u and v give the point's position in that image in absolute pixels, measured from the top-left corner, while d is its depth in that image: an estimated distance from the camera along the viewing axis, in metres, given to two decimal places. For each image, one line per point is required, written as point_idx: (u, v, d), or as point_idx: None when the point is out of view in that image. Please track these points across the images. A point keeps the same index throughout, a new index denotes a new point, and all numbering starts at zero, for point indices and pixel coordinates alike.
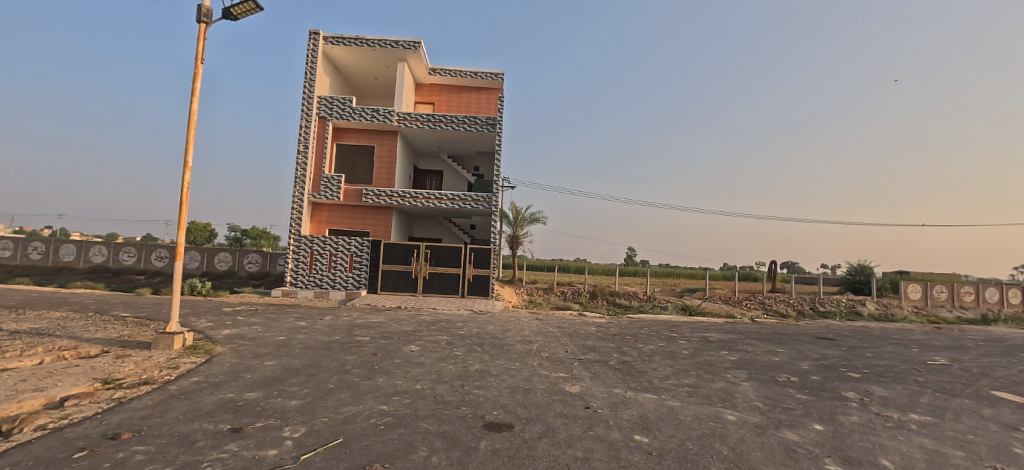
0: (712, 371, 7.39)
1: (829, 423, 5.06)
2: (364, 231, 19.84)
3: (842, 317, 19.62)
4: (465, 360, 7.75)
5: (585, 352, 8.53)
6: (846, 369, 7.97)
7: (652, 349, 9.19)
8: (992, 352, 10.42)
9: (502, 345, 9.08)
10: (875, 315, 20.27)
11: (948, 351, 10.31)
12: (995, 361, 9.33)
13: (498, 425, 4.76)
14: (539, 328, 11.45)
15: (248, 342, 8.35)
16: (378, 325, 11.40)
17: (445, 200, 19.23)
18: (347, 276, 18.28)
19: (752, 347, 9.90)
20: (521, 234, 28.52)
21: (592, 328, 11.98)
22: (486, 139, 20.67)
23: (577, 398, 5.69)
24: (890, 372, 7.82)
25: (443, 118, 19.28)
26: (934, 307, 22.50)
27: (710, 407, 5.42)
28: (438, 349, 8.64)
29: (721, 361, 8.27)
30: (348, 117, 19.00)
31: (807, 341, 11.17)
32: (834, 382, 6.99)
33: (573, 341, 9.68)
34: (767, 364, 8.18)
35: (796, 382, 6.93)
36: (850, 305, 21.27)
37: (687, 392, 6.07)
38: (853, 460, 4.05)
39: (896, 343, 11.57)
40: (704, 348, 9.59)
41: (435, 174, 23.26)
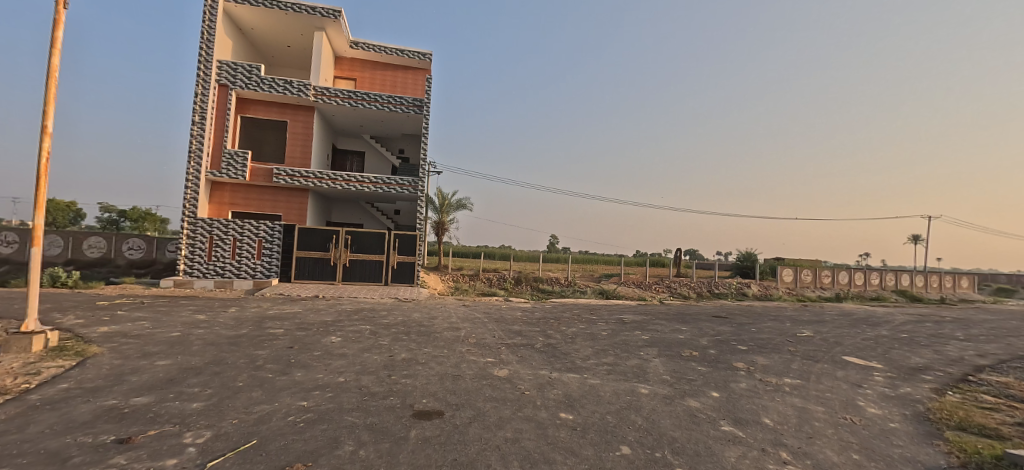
0: (628, 350, 8.04)
1: (723, 390, 5.79)
2: (275, 215, 18.17)
3: (732, 297, 22.48)
4: (391, 350, 7.53)
5: (511, 336, 8.77)
6: (736, 343, 9.14)
7: (574, 331, 9.73)
8: (841, 324, 12.64)
9: (429, 332, 8.95)
10: (757, 295, 23.49)
11: (810, 325, 12.29)
12: (844, 332, 11.33)
13: (428, 413, 4.72)
14: (466, 314, 11.51)
15: (132, 340, 7.26)
16: (293, 316, 10.58)
17: (367, 183, 18.24)
18: (254, 264, 16.60)
19: (660, 327, 10.94)
20: (447, 220, 28.10)
21: (518, 313, 12.36)
22: (413, 121, 19.90)
23: (506, 381, 5.83)
24: (769, 344, 9.14)
25: (366, 96, 18.16)
26: (801, 288, 26.64)
27: (626, 383, 5.91)
28: (361, 340, 8.26)
29: (635, 340, 9.03)
30: (255, 86, 17.05)
31: (705, 320, 12.63)
32: (727, 355, 8.00)
33: (500, 326, 9.87)
34: (673, 342, 9.09)
35: (697, 356, 7.79)
36: (739, 287, 24.39)
37: (606, 369, 6.55)
38: (742, 420, 4.70)
39: (773, 319, 13.56)
40: (620, 328, 10.39)
41: (356, 155, 21.91)
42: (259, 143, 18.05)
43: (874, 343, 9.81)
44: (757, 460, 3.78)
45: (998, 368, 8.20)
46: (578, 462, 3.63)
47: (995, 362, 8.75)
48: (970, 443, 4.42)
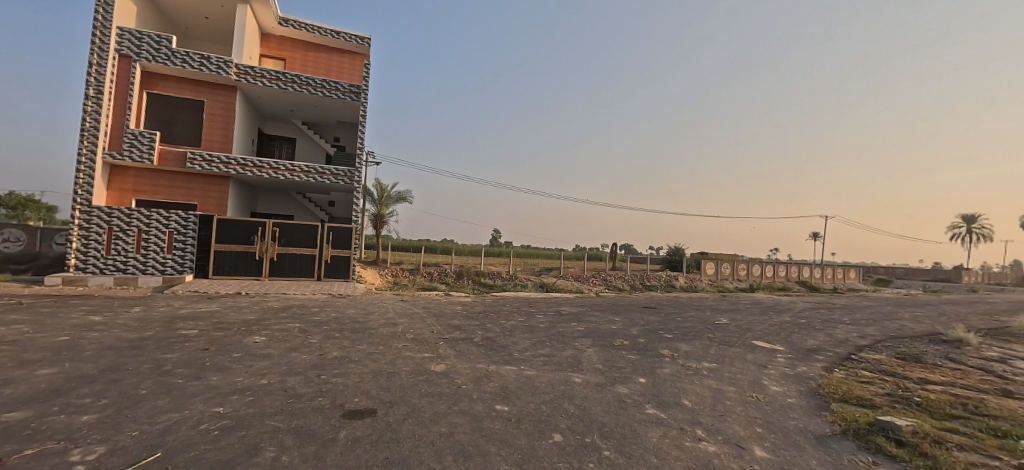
0: (564, 341, 8.29)
1: (650, 376, 6.17)
2: (190, 205, 16.45)
3: (662, 289, 24.06)
4: (322, 348, 7.14)
5: (450, 331, 8.68)
6: (662, 332, 9.78)
7: (513, 324, 9.87)
8: (753, 312, 13.98)
9: (364, 329, 8.60)
10: (684, 287, 25.37)
11: (727, 313, 13.46)
12: (754, 319, 12.58)
13: (359, 412, 4.54)
14: (404, 309, 11.22)
15: (4, 347, 6.22)
16: (210, 315, 9.66)
17: (297, 172, 17.07)
18: (164, 258, 14.88)
19: (595, 318, 11.41)
20: (386, 213, 27.13)
21: (458, 307, 12.27)
22: (350, 108, 18.90)
23: (442, 376, 5.76)
24: (691, 331, 9.91)
25: (297, 79, 16.94)
26: (721, 280, 29.14)
27: (561, 373, 6.09)
28: (288, 338, 7.75)
29: (571, 331, 9.35)
30: (165, 60, 15.22)
31: (637, 311, 13.40)
32: (654, 343, 8.54)
33: (439, 321, 9.74)
34: (607, 332, 9.53)
35: (627, 345, 8.23)
36: (667, 279, 26.16)
37: (543, 360, 6.71)
38: (665, 403, 5.05)
39: (696, 308, 14.71)
40: (557, 320, 10.71)
41: (286, 141, 20.42)
42: (170, 123, 16.20)
43: (778, 329, 10.97)
44: (675, 438, 4.08)
45: (873, 347, 9.54)
46: (512, 452, 3.68)
47: (871, 342, 10.17)
48: (849, 413, 5.12)
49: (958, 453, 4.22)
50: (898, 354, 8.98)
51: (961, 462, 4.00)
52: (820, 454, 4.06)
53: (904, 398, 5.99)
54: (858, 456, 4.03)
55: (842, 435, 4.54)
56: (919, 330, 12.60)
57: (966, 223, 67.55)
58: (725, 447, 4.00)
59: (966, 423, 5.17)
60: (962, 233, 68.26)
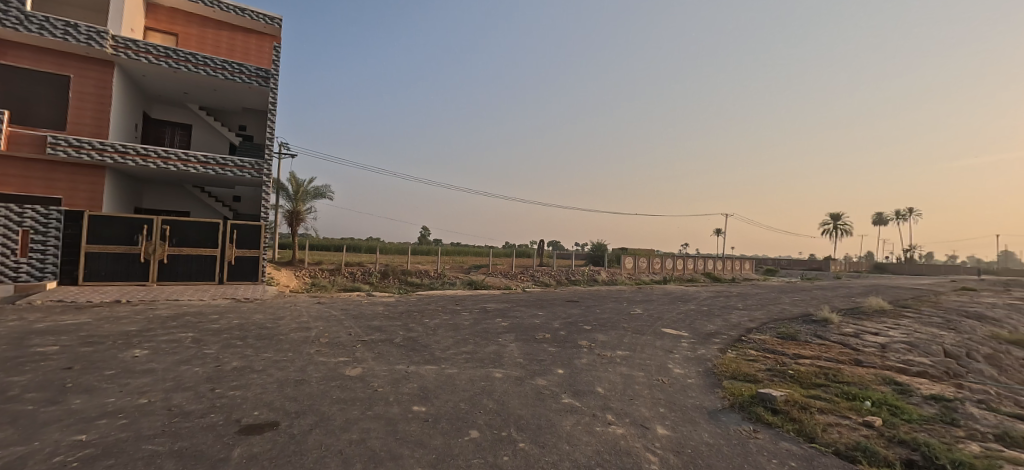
0: (488, 337, 8.34)
1: (568, 367, 6.42)
2: (52, 199, 13.92)
3: (585, 283, 25.27)
4: (220, 358, 6.44)
5: (369, 333, 8.31)
6: (582, 324, 10.25)
7: (437, 323, 9.71)
8: (664, 302, 15.21)
9: (272, 335, 7.89)
10: (605, 280, 26.87)
11: (641, 304, 14.47)
12: (664, 308, 13.69)
13: (259, 426, 4.16)
14: (321, 312, 10.51)
15: None
16: (78, 328, 8.25)
17: (193, 163, 15.20)
18: (15, 263, 12.37)
19: (519, 313, 11.63)
20: (302, 209, 25.20)
21: (380, 308, 11.78)
22: (257, 94, 17.24)
23: (357, 380, 5.48)
24: (609, 322, 10.50)
25: (192, 58, 15.05)
26: (639, 273, 31.33)
27: (482, 369, 6.10)
28: (178, 350, 6.87)
29: (495, 327, 9.43)
30: (15, 24, 12.67)
31: (560, 304, 13.92)
32: (574, 335, 8.91)
33: (358, 322, 9.27)
34: (530, 326, 9.75)
35: (549, 338, 8.49)
36: (591, 274, 27.52)
37: (465, 358, 6.68)
38: (579, 392, 5.29)
39: (615, 300, 15.64)
40: (483, 317, 10.75)
41: (180, 128, 18.12)
42: (24, 101, 13.54)
43: (684, 316, 12.04)
44: (588, 425, 4.28)
45: (760, 329, 10.85)
46: (426, 453, 3.60)
47: (759, 324, 11.56)
48: (738, 388, 5.76)
49: (819, 415, 4.93)
50: (779, 334, 10.31)
51: (821, 423, 4.67)
52: (712, 427, 4.51)
53: (781, 371, 6.88)
54: (741, 427, 4.54)
55: (730, 409, 5.10)
56: (796, 312, 14.60)
57: (834, 221, 79.66)
58: (631, 428, 4.28)
59: (826, 390, 6.07)
60: (831, 229, 80.42)
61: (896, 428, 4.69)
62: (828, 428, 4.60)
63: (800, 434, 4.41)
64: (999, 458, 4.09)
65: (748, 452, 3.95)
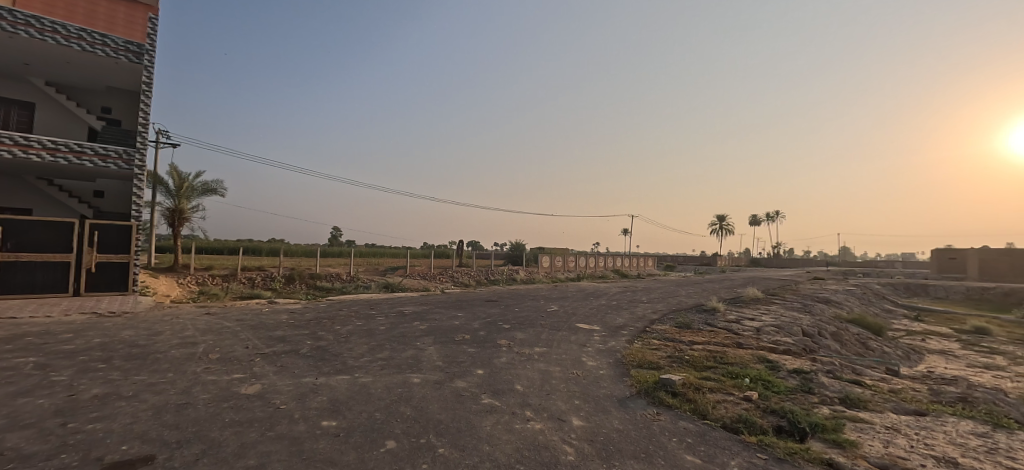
0: (405, 342, 8.05)
1: (487, 367, 6.45)
2: None
3: (504, 283, 25.73)
4: (74, 386, 5.34)
5: (270, 344, 7.53)
6: (501, 323, 10.39)
7: (350, 329, 9.14)
8: (577, 299, 16.06)
9: (147, 354, 6.77)
10: (524, 279, 27.58)
11: (557, 301, 15.09)
12: (578, 304, 14.45)
13: (130, 462, 3.53)
14: (211, 324, 9.29)
15: None
16: None
17: (37, 150, 12.49)
18: None
19: (438, 315, 11.43)
20: (187, 208, 22.04)
21: (284, 316, 10.77)
22: (127, 71, 14.67)
23: (255, 398, 4.93)
24: (527, 320, 10.79)
25: (35, 22, 12.36)
26: (555, 271, 32.67)
27: (399, 375, 5.87)
28: (13, 380, 5.56)
29: (413, 331, 9.15)
30: None
31: (480, 305, 13.98)
32: (493, 334, 8.99)
33: (258, 334, 8.36)
34: (450, 328, 9.63)
35: (468, 339, 8.46)
36: (510, 273, 28.06)
37: (380, 365, 6.37)
38: (499, 391, 5.34)
39: (533, 298, 16.14)
40: (400, 321, 10.37)
41: (18, 107, 14.77)
42: None
43: (596, 311, 12.84)
44: (507, 423, 4.34)
45: (661, 319, 11.97)
46: None
47: (660, 316, 12.74)
48: (643, 376, 6.27)
49: (709, 394, 5.58)
50: (677, 323, 11.45)
51: (711, 401, 5.28)
52: (621, 414, 4.85)
53: (679, 357, 7.66)
54: (647, 411, 4.96)
55: (637, 395, 5.54)
56: (690, 303, 16.35)
57: (719, 222, 90.94)
58: (549, 423, 4.43)
59: (715, 371, 6.88)
60: (717, 228, 91.63)
61: (768, 400, 5.48)
62: (718, 404, 5.21)
63: (695, 412, 4.94)
64: (842, 418, 4.99)
65: (652, 434, 4.32)
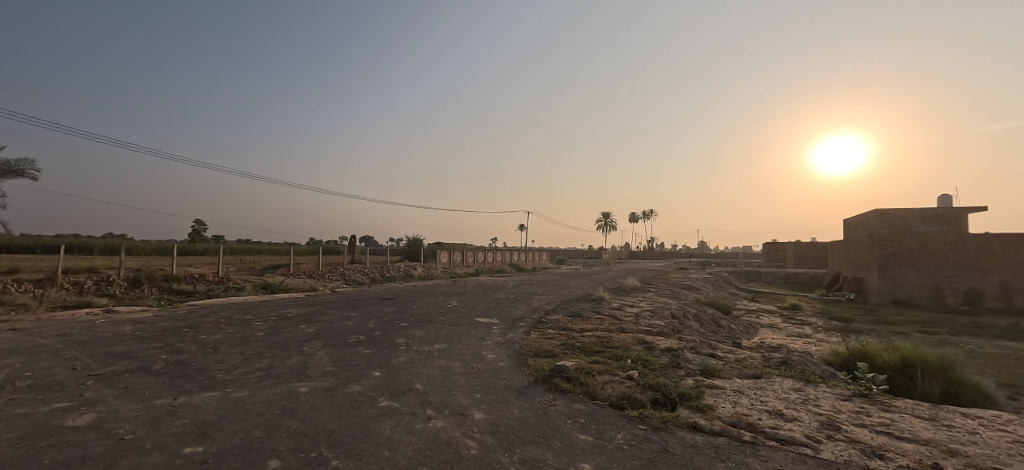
0: (288, 348, 7.26)
1: (384, 368, 6.15)
2: None
3: (401, 279, 24.78)
4: None
5: (108, 363, 6.14)
6: (398, 321, 9.99)
7: (219, 338, 7.92)
8: (476, 293, 16.22)
9: None
10: (421, 275, 26.91)
11: (456, 297, 15.03)
12: (477, 299, 14.61)
13: None
14: (15, 343, 7.22)
15: None
16: None
17: None
18: None
19: (328, 317, 10.55)
20: None
21: (127, 327, 8.88)
22: None
23: (87, 431, 3.97)
24: (426, 317, 10.56)
25: None
26: (454, 266, 32.53)
27: (282, 385, 5.27)
28: None
29: (298, 336, 8.29)
30: None
31: (374, 303, 13.26)
32: (390, 333, 8.60)
33: (89, 351, 6.76)
34: (341, 330, 8.95)
35: (362, 341, 7.96)
36: (407, 269, 27.15)
37: (260, 376, 5.64)
38: (397, 392, 5.14)
39: (432, 295, 15.89)
40: (282, 325, 9.32)
41: None
42: None
43: (494, 305, 13.11)
44: (408, 424, 4.19)
45: (555, 310, 12.72)
46: None
47: (554, 306, 13.52)
48: (540, 364, 6.59)
49: (598, 376, 6.10)
50: (569, 313, 12.29)
51: (599, 382, 5.78)
52: (521, 403, 5.03)
53: (571, 344, 8.24)
54: (544, 397, 5.22)
55: (535, 383, 5.81)
56: (579, 294, 17.66)
57: (604, 219, 99.82)
58: (451, 419, 4.40)
59: (603, 355, 7.54)
60: (603, 225, 100.36)
61: (646, 377, 6.20)
62: (605, 385, 5.72)
63: (586, 395, 5.34)
64: (702, 386, 5.88)
65: (549, 418, 4.56)
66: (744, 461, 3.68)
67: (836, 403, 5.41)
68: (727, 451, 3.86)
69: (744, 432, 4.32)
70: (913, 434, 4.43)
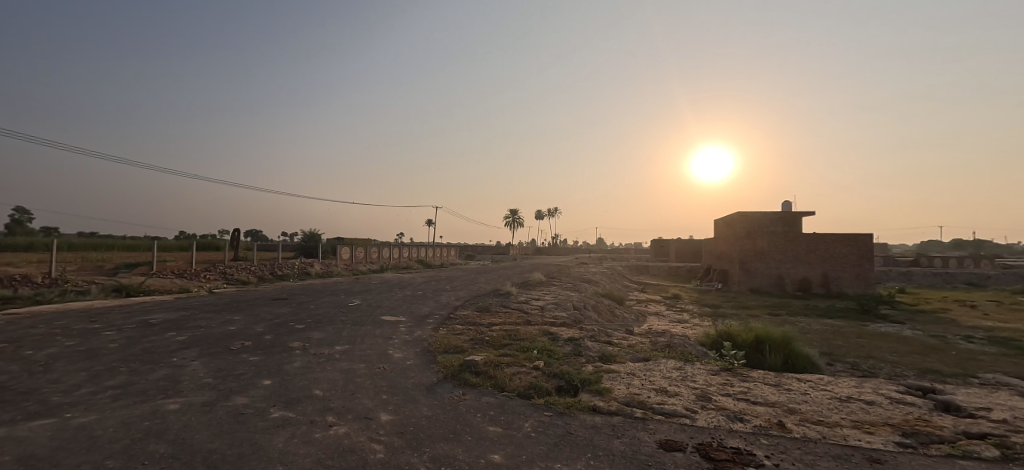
0: (152, 360, 6.17)
1: (276, 376, 5.57)
2: None
3: (295, 278, 22.60)
4: None
5: None
6: (293, 323, 9.11)
7: (52, 353, 6.42)
8: (381, 291, 15.48)
9: None
10: (319, 273, 24.85)
11: (359, 295, 14.18)
12: (382, 296, 13.96)
13: None
14: None
15: None
16: None
17: None
18: None
19: (204, 322, 9.20)
20: None
21: None
22: None
23: None
24: (325, 318, 9.79)
25: None
26: (356, 263, 30.65)
27: (145, 404, 4.47)
28: None
29: (165, 345, 7.09)
30: None
31: (263, 305, 11.89)
32: (283, 337, 7.80)
33: None
34: (222, 336, 7.87)
35: (249, 347, 7.10)
36: (303, 267, 24.86)
37: (112, 395, 4.71)
38: (292, 401, 4.69)
39: (331, 293, 14.77)
40: (143, 334, 7.88)
41: None
42: None
43: (401, 302, 12.66)
44: (305, 434, 3.86)
45: (465, 306, 12.72)
46: None
47: (464, 302, 13.52)
48: (450, 360, 6.54)
49: (506, 368, 6.26)
50: (478, 308, 12.37)
51: (508, 374, 5.93)
52: (430, 401, 4.95)
53: (480, 339, 8.32)
54: (454, 393, 5.21)
55: (444, 380, 5.76)
56: (488, 289, 17.91)
57: (513, 215, 102.58)
58: (355, 424, 4.16)
59: (510, 348, 7.76)
60: (511, 221, 103.03)
61: (551, 365, 6.54)
62: (513, 376, 5.90)
63: (495, 387, 5.45)
64: (600, 371, 6.40)
65: (459, 414, 4.56)
66: (637, 435, 4.10)
67: (708, 377, 6.29)
68: (622, 429, 4.26)
69: (636, 410, 4.81)
70: (763, 399, 5.35)
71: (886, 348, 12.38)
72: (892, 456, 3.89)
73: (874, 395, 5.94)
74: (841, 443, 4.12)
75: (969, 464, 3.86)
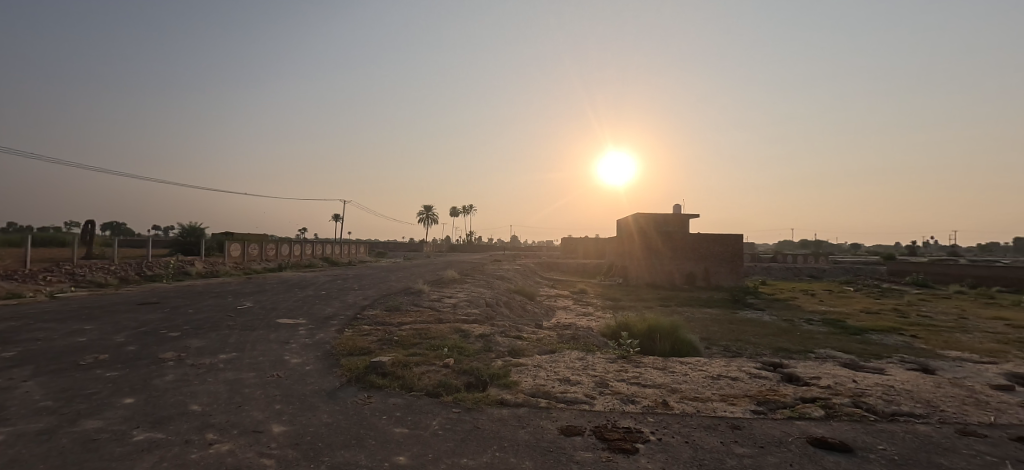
0: None
1: (142, 392, 4.80)
2: None
3: (169, 279, 19.58)
4: None
5: None
6: (165, 331, 7.90)
7: None
8: (278, 291, 14.13)
9: None
10: (201, 272, 21.83)
11: (251, 296, 12.75)
12: (279, 298, 12.74)
13: None
14: None
15: None
16: None
17: None
18: None
19: (41, 333, 7.55)
20: None
21: None
22: None
23: None
24: (207, 323, 8.65)
25: None
26: (249, 261, 27.52)
27: None
28: None
29: None
30: None
31: (124, 310, 10.10)
32: (151, 347, 6.72)
33: None
34: (67, 349, 6.54)
35: (105, 361, 6.00)
36: (180, 265, 21.62)
37: None
38: (162, 420, 4.08)
39: (216, 296, 13.07)
40: None
41: None
42: None
43: (302, 304, 11.69)
44: (179, 456, 3.40)
45: (373, 305, 12.17)
46: None
47: (372, 302, 12.93)
48: (354, 363, 6.21)
49: (414, 368, 6.13)
50: (389, 308, 11.91)
51: (416, 374, 5.81)
52: (332, 407, 4.66)
53: (389, 339, 8.03)
54: (358, 397, 4.98)
55: (347, 384, 5.46)
56: (400, 288, 17.34)
57: (428, 212, 100.40)
58: (242, 439, 3.77)
59: (420, 347, 7.61)
60: (426, 218, 100.77)
61: (461, 363, 6.56)
62: (421, 375, 5.81)
63: (403, 388, 5.32)
64: (509, 365, 6.59)
65: (363, 418, 4.37)
66: (540, 423, 4.32)
67: (605, 365, 6.83)
68: (527, 419, 4.46)
69: (541, 400, 5.05)
70: (652, 381, 5.97)
71: (749, 331, 14.60)
72: (747, 422, 4.62)
73: (737, 371, 6.98)
74: (711, 415, 4.78)
75: (802, 423, 4.73)
